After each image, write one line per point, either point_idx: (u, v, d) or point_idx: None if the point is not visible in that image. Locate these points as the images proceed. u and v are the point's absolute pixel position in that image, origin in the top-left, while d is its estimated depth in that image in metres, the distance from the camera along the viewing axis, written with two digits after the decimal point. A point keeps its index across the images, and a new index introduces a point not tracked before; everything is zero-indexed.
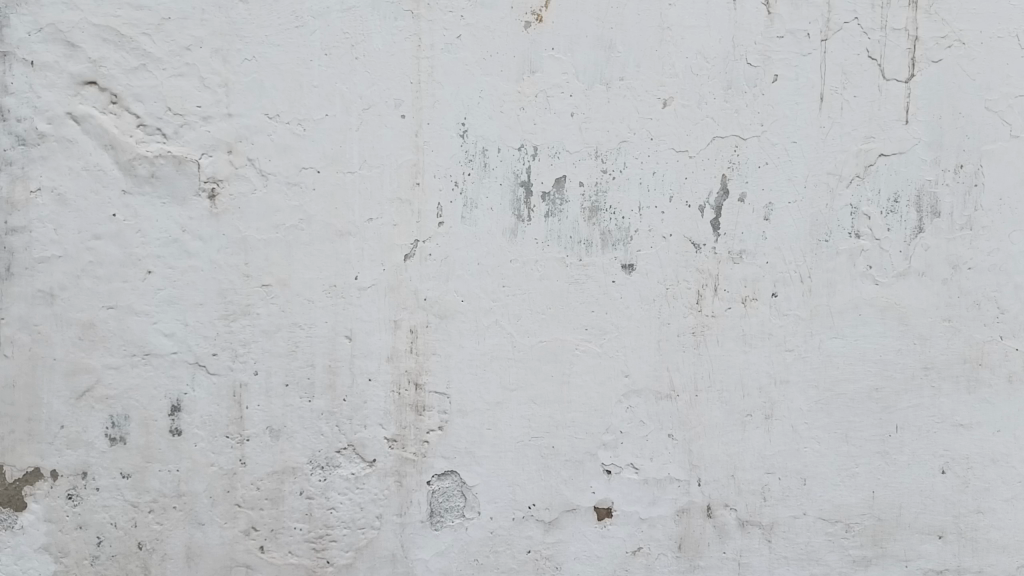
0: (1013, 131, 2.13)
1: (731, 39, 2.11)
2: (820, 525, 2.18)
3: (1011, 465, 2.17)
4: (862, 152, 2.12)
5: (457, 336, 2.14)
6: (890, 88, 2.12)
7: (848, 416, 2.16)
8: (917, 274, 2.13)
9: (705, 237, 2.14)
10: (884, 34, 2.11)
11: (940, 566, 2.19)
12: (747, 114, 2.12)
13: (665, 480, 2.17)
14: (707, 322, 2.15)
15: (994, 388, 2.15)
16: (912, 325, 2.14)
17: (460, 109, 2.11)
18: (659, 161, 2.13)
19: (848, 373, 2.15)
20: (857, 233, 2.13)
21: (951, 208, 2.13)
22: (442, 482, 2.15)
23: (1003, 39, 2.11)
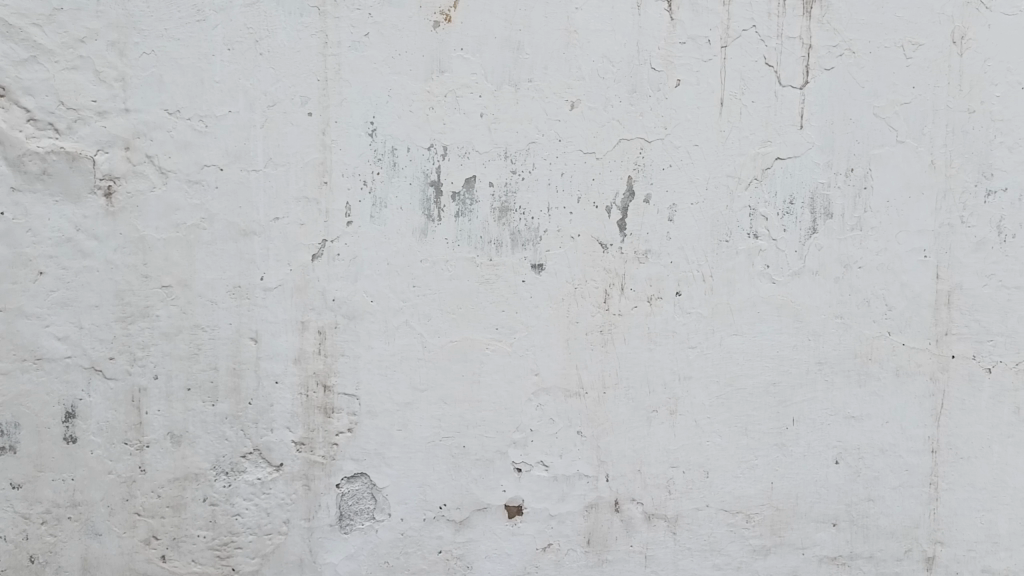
0: (900, 137, 2.22)
1: (636, 44, 2.16)
2: (721, 516, 2.25)
3: (898, 455, 2.27)
4: (760, 155, 2.20)
5: (366, 337, 2.12)
6: (786, 94, 2.20)
7: (747, 410, 2.23)
8: (811, 273, 2.22)
9: (612, 237, 2.18)
10: (780, 42, 2.19)
11: (834, 553, 2.28)
12: (651, 117, 2.17)
13: (573, 477, 2.20)
14: (614, 320, 2.19)
15: (883, 381, 2.25)
16: (807, 322, 2.23)
17: (369, 107, 2.09)
18: (566, 163, 2.15)
19: (746, 368, 2.23)
20: (755, 233, 2.20)
21: (843, 209, 2.21)
22: (351, 485, 2.13)
23: (890, 48, 2.20)
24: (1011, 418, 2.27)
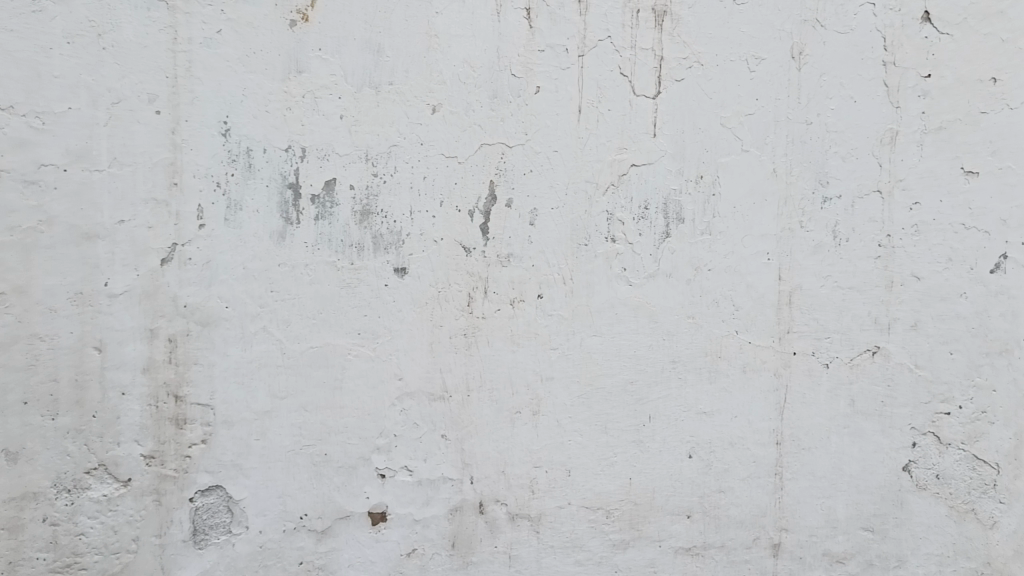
0: (745, 146, 2.33)
1: (496, 50, 2.19)
2: (582, 513, 2.30)
3: (746, 447, 2.38)
4: (616, 162, 2.27)
5: (221, 344, 2.05)
6: (639, 103, 2.27)
7: (606, 409, 2.30)
8: (665, 275, 2.31)
9: (475, 240, 2.19)
10: (634, 53, 2.26)
11: (688, 543, 2.38)
12: (512, 123, 2.20)
13: (438, 480, 2.20)
14: (477, 323, 2.21)
15: (731, 378, 2.36)
16: (661, 323, 2.32)
17: (222, 106, 2.03)
18: (428, 166, 2.15)
19: (605, 368, 2.29)
20: (612, 237, 2.27)
21: (693, 214, 2.31)
22: (206, 498, 2.06)
23: (735, 61, 2.31)
24: (847, 410, 2.40)
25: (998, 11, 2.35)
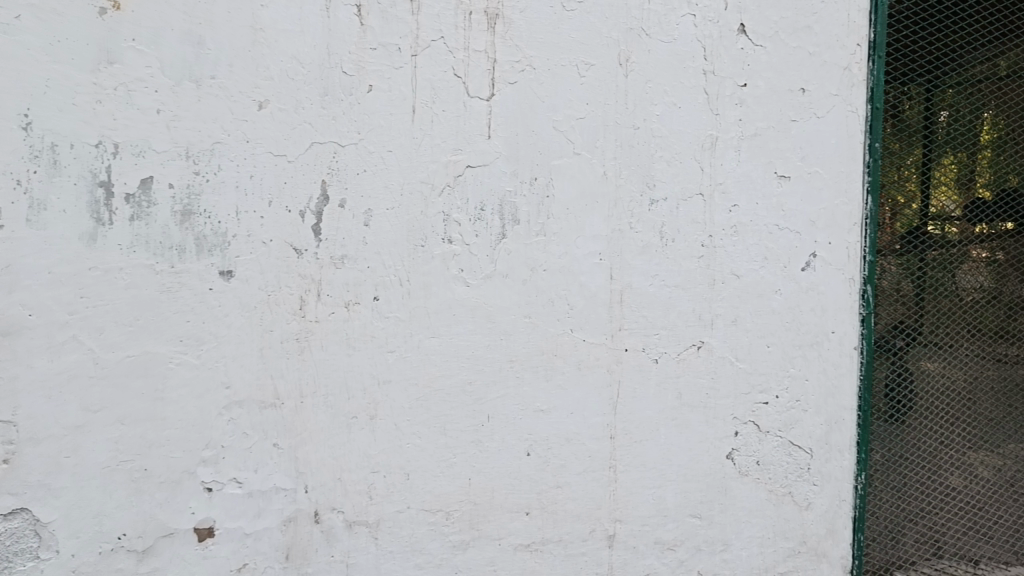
0: (577, 149, 2.38)
1: (326, 47, 2.16)
2: (422, 516, 2.31)
3: (581, 442, 2.44)
4: (451, 163, 2.28)
5: (26, 355, 1.98)
6: (473, 105, 2.29)
7: (445, 410, 2.31)
8: (501, 276, 2.34)
9: (307, 242, 2.18)
10: (467, 54, 2.28)
11: (528, 540, 2.41)
12: (344, 121, 2.18)
13: (270, 491, 2.19)
14: (310, 327, 2.19)
15: (566, 375, 2.41)
16: (498, 322, 2.34)
17: (23, 98, 1.96)
18: (255, 165, 2.13)
19: (443, 369, 2.30)
20: (449, 238, 2.29)
21: (528, 215, 2.35)
22: (10, 522, 1.99)
23: (566, 66, 2.35)
24: (675, 403, 2.51)
25: (806, 25, 2.53)
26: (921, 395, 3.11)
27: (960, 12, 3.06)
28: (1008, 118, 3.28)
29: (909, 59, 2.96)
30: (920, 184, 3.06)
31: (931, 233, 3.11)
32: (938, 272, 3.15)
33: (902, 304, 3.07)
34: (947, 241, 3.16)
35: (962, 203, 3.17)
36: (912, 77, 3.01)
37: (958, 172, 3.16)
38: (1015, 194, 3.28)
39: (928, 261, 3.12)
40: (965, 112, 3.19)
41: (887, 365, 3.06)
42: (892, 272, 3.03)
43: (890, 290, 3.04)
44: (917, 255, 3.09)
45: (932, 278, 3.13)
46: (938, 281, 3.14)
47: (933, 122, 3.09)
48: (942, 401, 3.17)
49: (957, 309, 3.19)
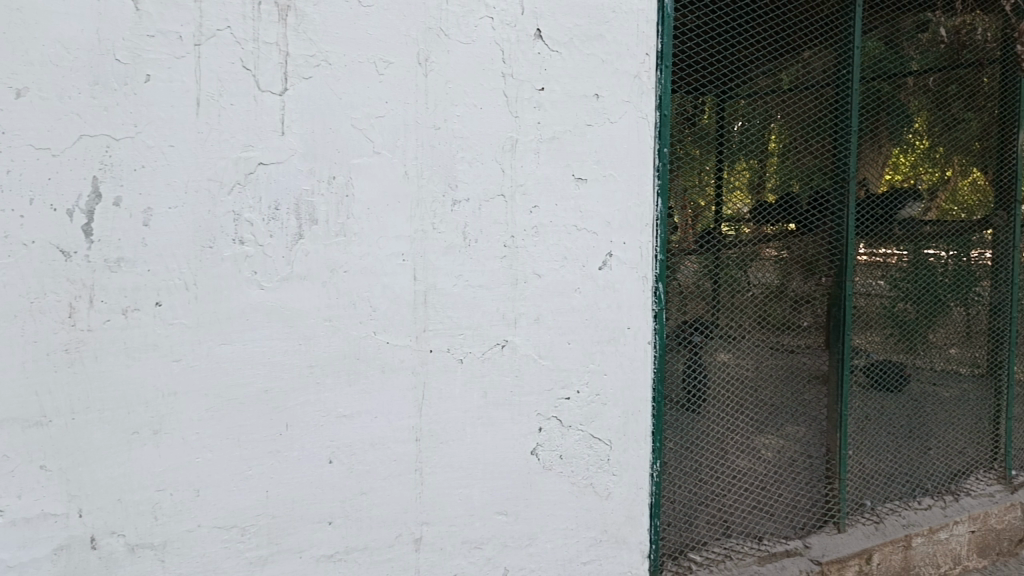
0: (376, 148, 2.34)
1: (96, 32, 2.02)
2: (215, 534, 2.22)
3: (386, 446, 2.40)
4: (241, 160, 2.18)
5: None
6: (265, 99, 2.20)
7: (239, 420, 2.21)
8: (299, 278, 2.26)
9: (76, 244, 2.02)
10: (257, 46, 2.18)
11: (331, 550, 2.37)
12: (118, 113, 2.05)
13: (37, 519, 2.04)
14: (81, 337, 2.04)
15: (370, 379, 2.36)
16: (296, 327, 2.26)
17: None
18: (13, 158, 1.96)
19: (237, 378, 2.20)
20: (240, 239, 2.19)
21: (326, 216, 2.28)
22: None
23: (362, 63, 2.30)
24: (480, 402, 2.52)
25: (598, 34, 2.62)
26: (713, 383, 3.33)
27: (743, 31, 3.36)
28: (798, 125, 3.47)
29: (694, 73, 3.26)
30: (710, 186, 3.30)
31: (720, 232, 3.38)
32: (732, 270, 3.44)
33: (693, 298, 3.29)
34: (737, 239, 3.43)
35: (752, 203, 3.40)
36: (700, 89, 3.29)
37: (748, 174, 3.40)
38: (798, 197, 3.45)
39: (720, 256, 3.39)
40: (756, 122, 3.42)
41: (683, 359, 3.24)
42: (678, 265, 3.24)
43: (682, 283, 3.25)
44: (704, 252, 3.34)
45: (727, 277, 3.41)
46: (729, 276, 3.42)
47: (723, 129, 3.36)
48: (734, 387, 3.41)
49: (751, 302, 3.46)
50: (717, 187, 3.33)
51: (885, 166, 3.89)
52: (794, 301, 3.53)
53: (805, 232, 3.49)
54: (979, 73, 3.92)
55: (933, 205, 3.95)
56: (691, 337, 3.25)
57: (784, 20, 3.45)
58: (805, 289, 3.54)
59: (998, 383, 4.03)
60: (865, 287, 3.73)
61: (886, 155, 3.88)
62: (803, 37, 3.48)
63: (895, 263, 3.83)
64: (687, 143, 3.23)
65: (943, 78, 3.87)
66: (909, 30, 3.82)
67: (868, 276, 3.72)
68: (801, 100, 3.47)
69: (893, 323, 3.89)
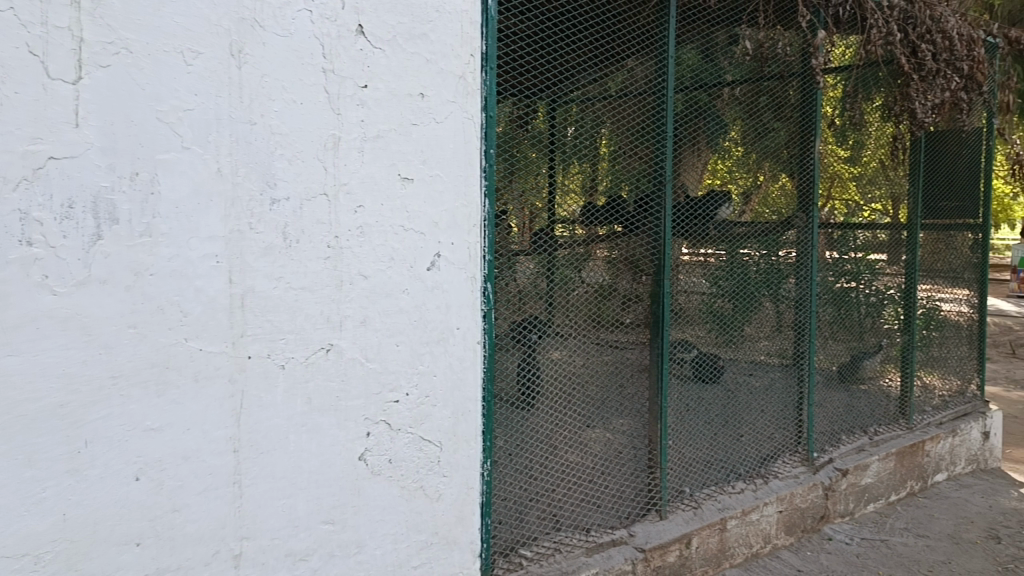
0: (185, 143, 2.21)
1: None
2: (4, 564, 2.00)
3: (201, 459, 2.27)
4: (28, 154, 1.99)
5: None
6: (57, 88, 2.01)
7: (30, 439, 2.01)
8: (98, 282, 2.09)
9: None
10: (46, 31, 2.00)
11: (140, 572, 2.20)
12: None
13: None
14: None
15: (181, 389, 2.23)
16: (95, 336, 2.09)
17: None
18: None
19: (27, 392, 2.00)
20: (28, 241, 2.00)
21: (129, 215, 2.13)
22: None
23: (169, 53, 2.16)
24: (303, 409, 2.43)
25: (423, 33, 2.61)
26: (543, 383, 3.38)
27: (569, 37, 3.44)
28: (625, 130, 3.58)
29: (521, 77, 3.31)
30: (541, 188, 3.34)
31: (552, 233, 3.39)
32: (567, 270, 3.43)
33: (524, 300, 3.30)
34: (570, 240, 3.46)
35: (583, 205, 3.45)
36: (531, 94, 3.36)
37: (580, 177, 3.44)
38: (624, 199, 3.58)
39: (555, 258, 3.40)
40: (587, 127, 3.49)
41: (517, 356, 3.27)
42: (510, 267, 3.24)
43: (518, 283, 3.25)
44: (538, 253, 3.34)
45: (561, 277, 3.41)
46: (564, 276, 3.42)
47: (553, 134, 3.43)
48: (564, 386, 3.46)
49: (586, 302, 3.49)
50: (548, 189, 3.37)
51: (704, 172, 4.02)
52: (624, 301, 3.61)
53: (630, 233, 3.62)
54: (785, 85, 4.26)
55: (749, 208, 4.18)
56: (523, 335, 3.29)
57: (612, 28, 3.55)
58: (632, 288, 3.63)
59: (800, 371, 4.38)
60: (684, 285, 3.89)
61: (706, 161, 4.01)
62: (626, 47, 3.63)
63: (714, 261, 4.05)
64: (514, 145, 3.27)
65: (753, 89, 4.10)
66: (724, 43, 4.01)
67: (688, 274, 3.92)
68: (626, 108, 3.61)
69: (714, 319, 4.06)
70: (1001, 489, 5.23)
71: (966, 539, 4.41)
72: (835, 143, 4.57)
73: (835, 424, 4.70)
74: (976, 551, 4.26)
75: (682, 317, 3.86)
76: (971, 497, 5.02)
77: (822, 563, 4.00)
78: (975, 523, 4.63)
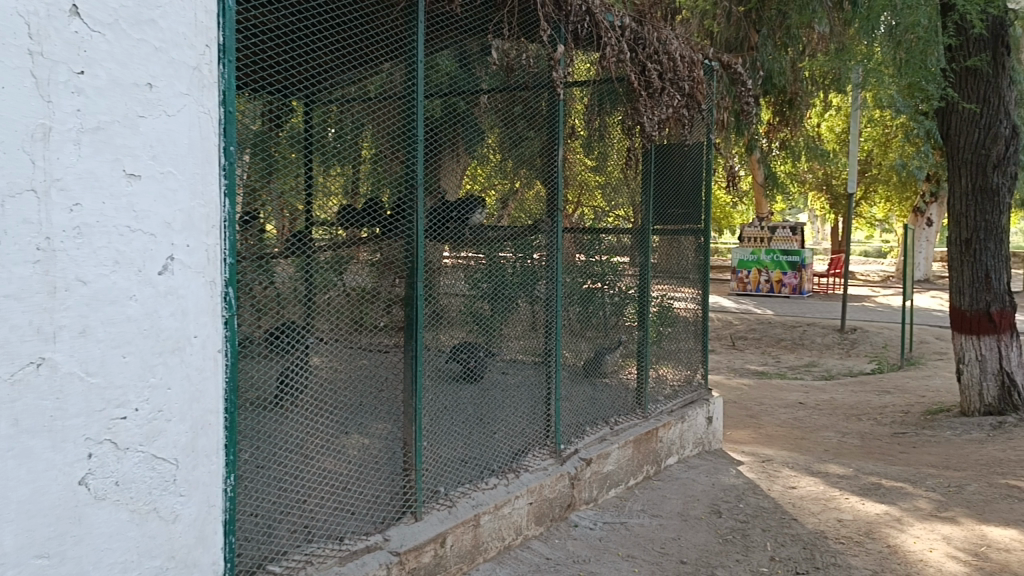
0: None
1: None
2: None
3: None
4: None
5: None
6: None
7: None
8: None
9: None
10: None
11: None
12: None
13: None
14: None
15: None
16: None
17: None
18: None
19: None
20: None
21: None
22: None
23: None
24: (10, 431, 2.15)
25: (150, 18, 2.41)
26: (297, 390, 3.27)
27: (327, 37, 3.37)
28: (385, 133, 3.55)
29: (274, 76, 3.23)
30: (301, 190, 3.27)
31: (308, 234, 3.34)
32: (327, 272, 3.40)
33: (281, 305, 3.20)
34: (327, 242, 3.41)
35: (343, 207, 3.40)
36: (287, 95, 3.34)
37: (341, 179, 3.39)
38: (381, 202, 3.54)
39: (312, 260, 3.35)
40: (346, 132, 3.44)
41: (273, 364, 3.16)
42: (264, 272, 3.13)
43: (281, 288, 3.19)
44: (295, 256, 3.28)
45: (321, 279, 3.36)
46: (324, 279, 3.37)
47: (309, 134, 3.43)
48: (317, 391, 3.36)
49: (347, 304, 3.44)
50: (307, 191, 3.31)
51: (463, 177, 4.09)
52: (379, 303, 3.58)
53: (387, 235, 3.60)
54: (535, 96, 4.44)
55: (506, 212, 4.31)
56: (280, 341, 3.18)
57: (370, 31, 3.51)
58: (388, 291, 3.61)
59: (548, 368, 4.60)
60: (447, 288, 3.96)
61: (466, 166, 4.08)
62: (380, 51, 3.58)
63: (474, 264, 4.13)
64: (264, 146, 3.19)
65: (508, 98, 4.24)
66: (478, 53, 4.10)
67: (451, 277, 3.98)
68: (385, 111, 3.56)
69: (473, 319, 4.14)
70: (722, 468, 5.78)
71: (693, 516, 4.82)
72: (584, 154, 4.86)
73: (579, 416, 4.95)
74: (702, 526, 4.67)
75: (445, 320, 3.94)
76: (697, 477, 5.50)
77: (569, 549, 4.19)
78: (701, 500, 5.07)
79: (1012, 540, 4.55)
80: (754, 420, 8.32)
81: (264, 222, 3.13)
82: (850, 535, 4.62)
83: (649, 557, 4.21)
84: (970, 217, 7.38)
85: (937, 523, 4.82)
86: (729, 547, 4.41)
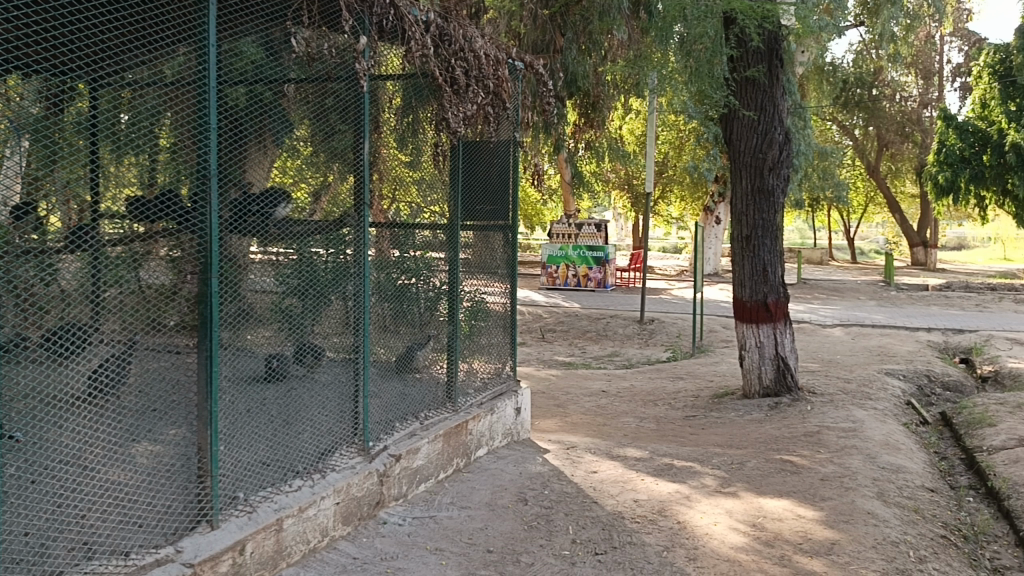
0: None
1: None
2: None
3: None
4: None
5: None
6: None
7: None
8: None
9: None
10: None
11: None
12: None
13: None
14: None
15: None
16: None
17: None
18: None
19: None
20: None
21: None
22: None
23: None
24: None
25: None
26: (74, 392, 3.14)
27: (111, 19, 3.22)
28: (179, 118, 3.29)
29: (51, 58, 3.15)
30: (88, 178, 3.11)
31: (93, 228, 3.13)
32: (116, 269, 3.14)
33: (65, 305, 3.02)
34: (120, 236, 3.20)
35: (132, 199, 3.22)
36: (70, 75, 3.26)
37: (134, 169, 3.21)
38: (178, 194, 3.27)
39: (100, 256, 3.10)
40: (141, 117, 3.28)
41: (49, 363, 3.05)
42: (42, 270, 2.97)
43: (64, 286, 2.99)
44: (78, 251, 3.03)
45: (113, 276, 3.13)
46: (116, 275, 3.14)
47: (96, 116, 3.22)
48: (98, 395, 3.18)
49: (140, 302, 3.20)
50: (93, 181, 3.11)
51: (271, 168, 3.89)
52: (175, 302, 3.30)
53: (182, 230, 3.31)
54: (346, 87, 4.29)
55: (318, 207, 4.18)
56: (58, 341, 3.04)
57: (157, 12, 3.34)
58: (175, 284, 3.29)
59: (357, 364, 4.49)
60: (257, 285, 3.78)
61: (273, 157, 3.90)
62: (172, 33, 3.38)
63: (284, 260, 3.97)
64: (47, 133, 3.12)
65: (317, 90, 4.11)
66: (283, 41, 3.98)
67: (261, 273, 3.81)
68: (182, 97, 3.33)
69: (283, 316, 4.05)
70: (529, 457, 5.92)
71: (500, 505, 4.91)
72: (397, 148, 4.84)
73: (389, 412, 4.90)
74: (508, 514, 4.77)
75: (252, 317, 3.79)
76: (505, 466, 5.60)
77: (376, 547, 4.14)
78: (508, 489, 5.17)
79: (784, 509, 4.98)
80: (561, 408, 8.60)
81: (44, 214, 3.06)
82: (644, 514, 4.88)
83: (456, 548, 4.24)
84: (750, 216, 7.99)
85: (721, 498, 5.19)
86: (533, 533, 4.52)
